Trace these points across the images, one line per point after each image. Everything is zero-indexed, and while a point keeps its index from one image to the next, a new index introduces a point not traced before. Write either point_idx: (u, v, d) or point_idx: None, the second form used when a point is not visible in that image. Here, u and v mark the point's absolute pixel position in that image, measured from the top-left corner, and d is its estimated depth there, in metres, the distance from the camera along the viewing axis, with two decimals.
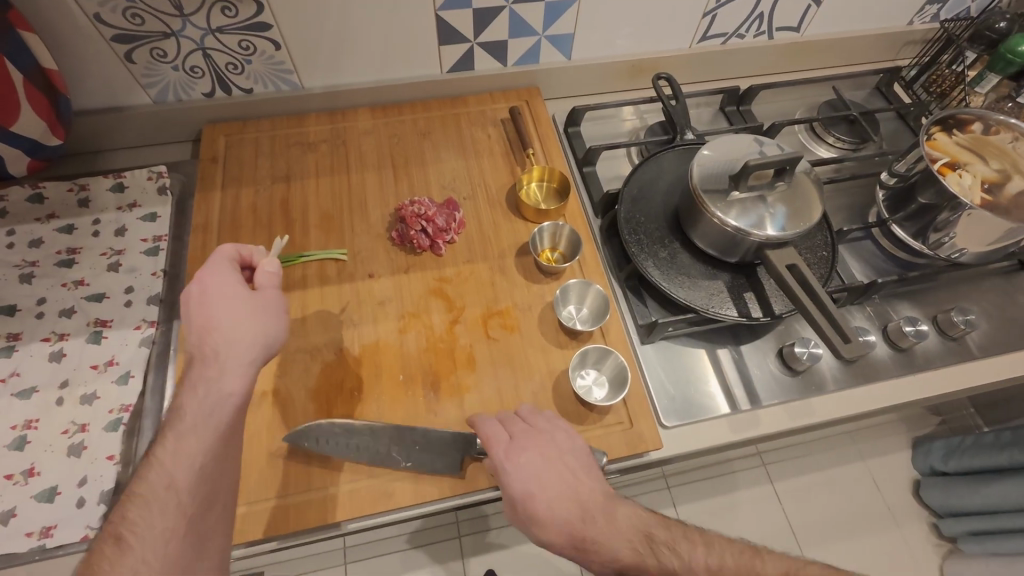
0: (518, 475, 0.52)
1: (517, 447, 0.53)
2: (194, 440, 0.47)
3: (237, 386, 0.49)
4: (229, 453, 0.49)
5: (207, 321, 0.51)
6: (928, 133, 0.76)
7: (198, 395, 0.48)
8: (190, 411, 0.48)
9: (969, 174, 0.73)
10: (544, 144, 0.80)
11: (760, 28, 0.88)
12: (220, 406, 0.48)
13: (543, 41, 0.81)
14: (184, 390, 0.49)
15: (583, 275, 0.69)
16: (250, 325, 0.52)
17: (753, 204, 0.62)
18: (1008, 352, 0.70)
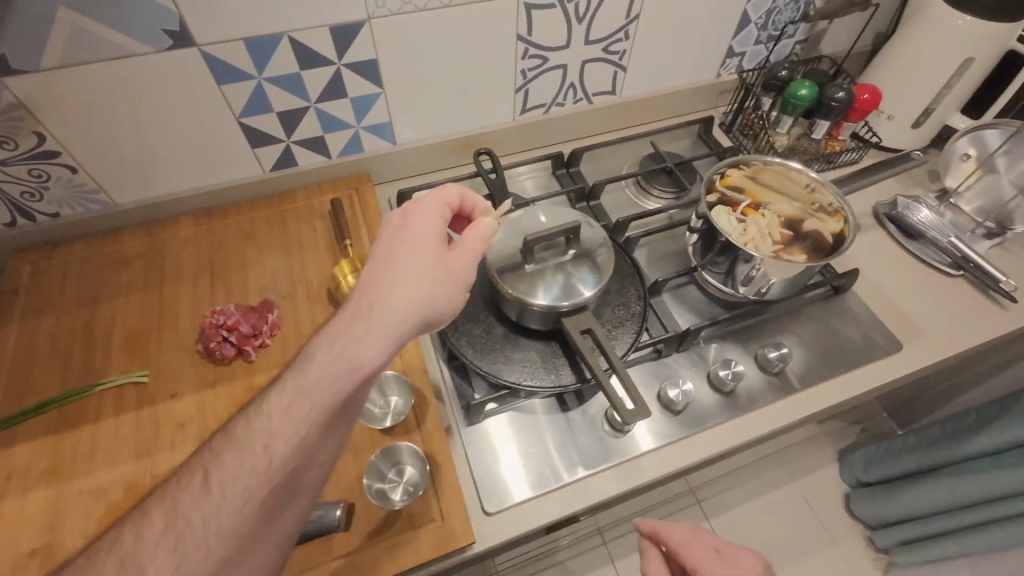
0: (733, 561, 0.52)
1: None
2: (301, 417, 0.45)
3: (373, 356, 0.45)
4: (334, 428, 0.46)
5: (393, 262, 0.50)
6: (722, 182, 0.81)
7: (303, 392, 0.45)
8: (317, 373, 0.45)
9: (767, 214, 0.78)
10: (370, 231, 0.81)
11: (576, 95, 0.94)
12: (349, 374, 0.45)
13: (361, 132, 0.84)
14: (333, 343, 0.46)
15: (404, 364, 0.68)
16: (400, 275, 0.48)
17: (551, 274, 0.64)
18: (827, 380, 0.72)
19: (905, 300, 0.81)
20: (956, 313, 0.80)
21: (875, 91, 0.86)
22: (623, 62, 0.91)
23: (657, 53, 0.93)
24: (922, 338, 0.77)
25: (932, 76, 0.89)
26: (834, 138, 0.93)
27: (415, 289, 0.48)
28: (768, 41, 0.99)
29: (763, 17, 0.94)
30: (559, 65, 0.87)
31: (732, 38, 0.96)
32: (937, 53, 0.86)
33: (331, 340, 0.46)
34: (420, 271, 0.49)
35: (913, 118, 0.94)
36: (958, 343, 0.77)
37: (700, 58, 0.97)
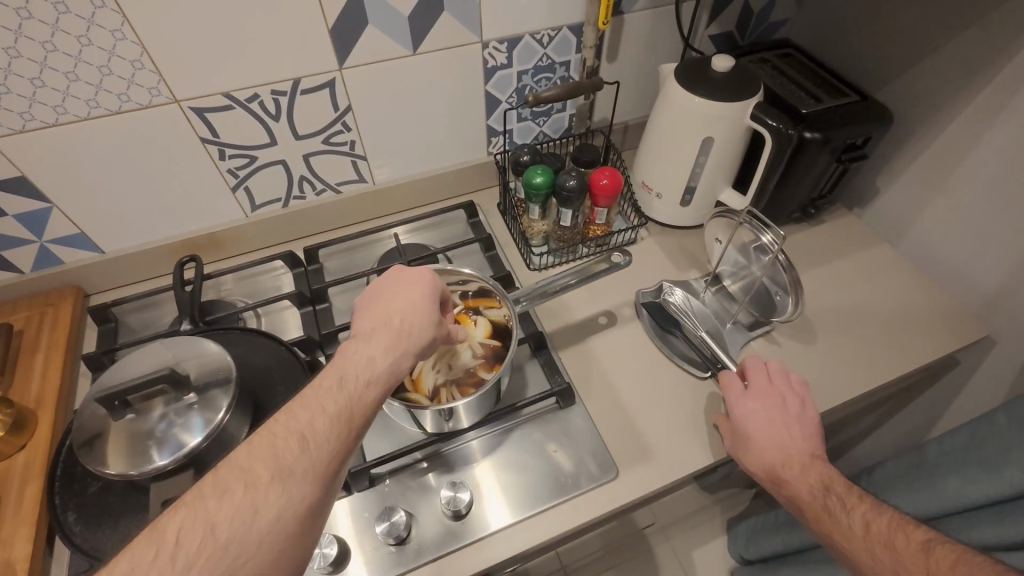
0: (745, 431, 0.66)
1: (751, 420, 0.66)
2: (360, 401, 0.47)
3: (389, 359, 0.50)
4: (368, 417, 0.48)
5: (402, 296, 0.54)
6: None
7: (360, 373, 0.48)
8: (359, 364, 0.48)
9: (467, 330, 0.69)
10: (46, 357, 0.73)
11: (316, 186, 0.87)
12: (391, 369, 0.50)
13: (50, 245, 0.77)
14: (370, 344, 0.50)
15: (10, 530, 0.59)
16: (423, 297, 0.54)
17: (146, 430, 0.57)
18: (518, 521, 0.63)
19: (641, 411, 0.72)
20: (695, 424, 0.71)
21: (614, 174, 0.80)
22: (357, 151, 0.85)
23: (396, 140, 0.86)
24: (648, 460, 0.68)
25: (682, 155, 0.82)
26: (594, 222, 0.87)
27: (423, 300, 0.54)
28: (533, 116, 0.93)
29: (513, 95, 0.88)
30: (275, 161, 0.81)
31: (486, 118, 0.90)
32: (678, 132, 0.80)
33: (367, 351, 0.49)
34: (413, 300, 0.54)
35: (679, 195, 0.87)
36: (686, 464, 0.68)
37: (456, 140, 0.91)
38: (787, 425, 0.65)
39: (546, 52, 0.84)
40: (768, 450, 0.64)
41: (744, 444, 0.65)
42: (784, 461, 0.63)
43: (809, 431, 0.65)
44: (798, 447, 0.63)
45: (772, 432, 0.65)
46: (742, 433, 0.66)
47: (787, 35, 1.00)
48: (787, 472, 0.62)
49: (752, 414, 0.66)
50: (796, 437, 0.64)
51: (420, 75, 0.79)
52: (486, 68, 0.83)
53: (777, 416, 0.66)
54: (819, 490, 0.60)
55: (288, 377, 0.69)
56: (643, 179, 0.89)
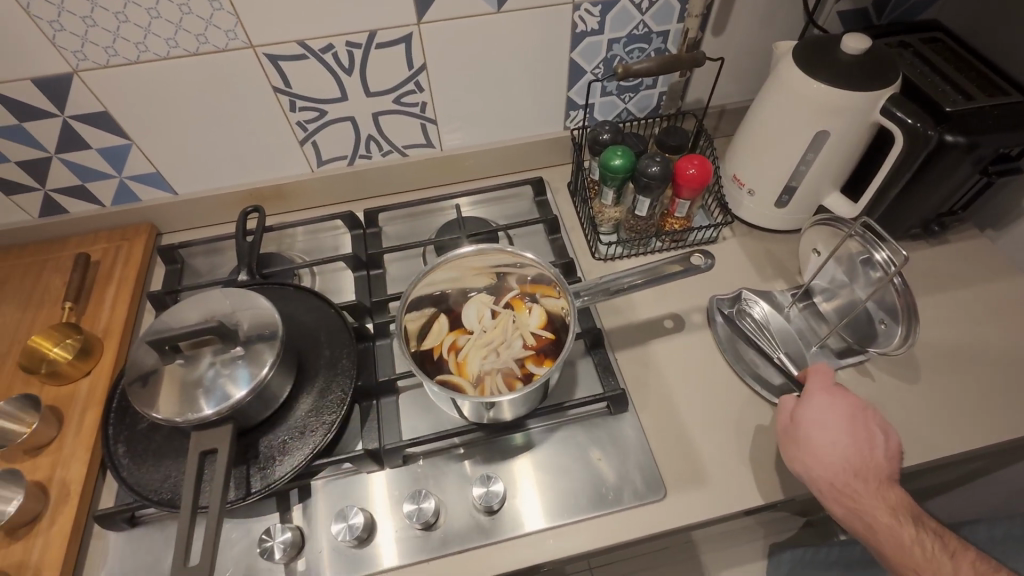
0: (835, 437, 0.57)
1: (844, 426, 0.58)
2: None
3: None
4: None
5: None
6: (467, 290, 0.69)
7: None
8: None
9: (518, 325, 0.66)
10: (116, 291, 0.76)
11: (383, 147, 0.84)
12: None
13: (128, 181, 0.79)
14: None
15: (70, 452, 0.62)
16: None
17: (200, 378, 0.57)
18: (548, 528, 0.59)
19: (700, 430, 0.65)
20: (760, 455, 0.64)
21: (703, 163, 0.71)
22: (428, 114, 0.81)
23: (469, 105, 0.81)
24: (700, 485, 0.62)
25: (787, 150, 0.71)
26: (673, 215, 0.79)
27: None
28: (619, 91, 0.84)
29: (599, 66, 0.80)
30: (344, 118, 0.78)
31: (567, 89, 0.83)
32: (787, 122, 0.69)
33: None
34: None
35: (774, 195, 0.77)
36: (744, 497, 0.61)
37: (532, 110, 0.85)
38: (867, 440, 0.57)
39: (643, 19, 0.75)
40: (839, 463, 0.57)
41: (808, 449, 0.57)
42: (858, 476, 0.57)
43: (886, 446, 0.58)
44: (874, 463, 0.57)
45: (840, 441, 0.57)
46: (807, 438, 0.57)
47: (935, 17, 0.84)
48: (856, 493, 0.57)
49: (821, 421, 0.58)
50: (876, 455, 0.57)
51: (501, 36, 0.73)
52: (574, 34, 0.75)
53: (853, 430, 0.58)
54: (889, 506, 0.56)
55: (335, 341, 0.67)
56: (736, 172, 0.80)
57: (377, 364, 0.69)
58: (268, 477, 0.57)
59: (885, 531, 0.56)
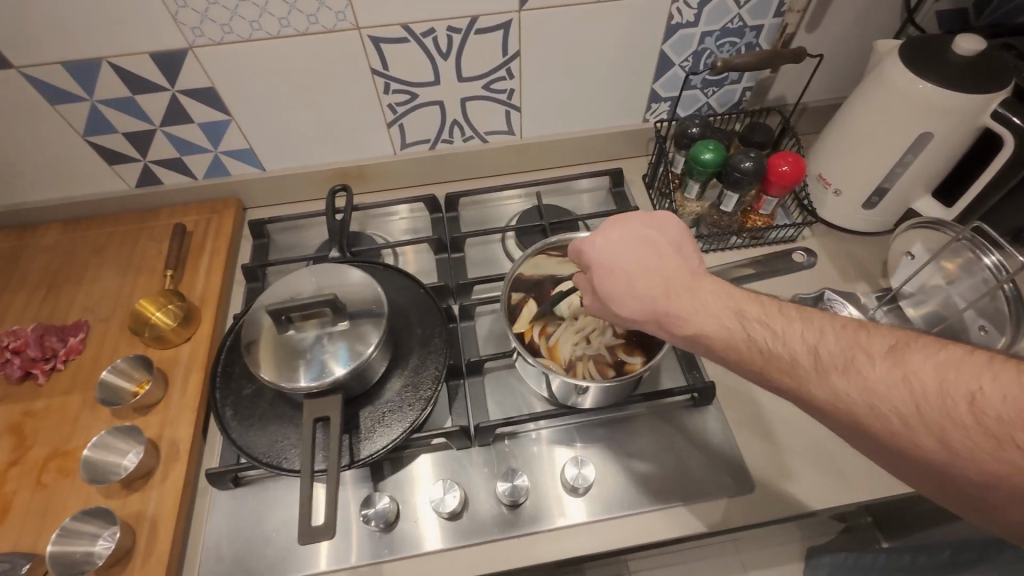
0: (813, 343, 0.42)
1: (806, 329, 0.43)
2: None
3: None
4: None
5: None
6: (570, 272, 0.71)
7: None
8: None
9: (615, 310, 0.66)
10: (210, 261, 0.79)
11: (465, 132, 0.85)
12: None
13: (221, 156, 0.82)
14: None
15: (176, 414, 0.65)
16: None
17: (309, 349, 0.59)
18: (640, 511, 0.60)
19: (784, 427, 0.66)
20: (848, 454, 0.64)
21: (797, 161, 0.70)
22: (514, 101, 0.82)
23: (554, 94, 0.82)
24: (787, 481, 0.62)
25: (884, 151, 0.70)
26: (757, 212, 0.78)
27: None
28: (704, 85, 0.84)
29: (688, 59, 0.80)
30: (433, 102, 0.80)
31: (653, 81, 0.83)
32: (887, 122, 0.68)
33: None
34: None
35: (863, 196, 0.76)
36: (831, 495, 0.61)
37: (615, 101, 0.85)
38: (697, 294, 0.49)
39: (739, 13, 0.75)
40: (714, 314, 0.47)
41: (671, 307, 0.48)
42: (806, 382, 0.41)
43: (782, 310, 0.45)
44: (807, 330, 0.43)
45: (681, 282, 0.49)
46: (646, 303, 0.50)
47: None
48: (799, 335, 0.43)
49: (602, 249, 0.53)
50: (806, 327, 0.43)
51: (597, 26, 0.73)
52: (669, 26, 0.75)
53: (638, 234, 0.53)
54: (841, 371, 0.39)
55: (426, 320, 0.69)
56: (821, 171, 0.79)
57: (463, 345, 0.71)
58: (368, 448, 0.59)
59: (932, 427, 0.35)
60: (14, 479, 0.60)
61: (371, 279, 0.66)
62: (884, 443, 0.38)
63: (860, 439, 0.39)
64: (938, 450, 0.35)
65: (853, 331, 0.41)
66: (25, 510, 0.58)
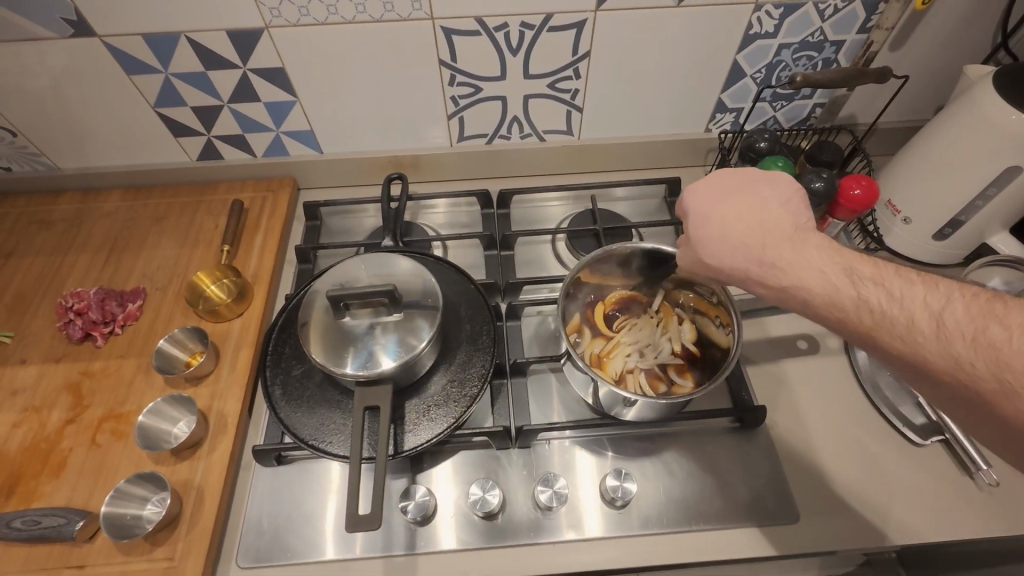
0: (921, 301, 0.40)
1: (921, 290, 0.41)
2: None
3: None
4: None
5: None
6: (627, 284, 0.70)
7: None
8: None
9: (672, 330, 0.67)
10: (264, 238, 0.80)
11: (523, 129, 0.85)
12: None
13: (282, 136, 0.83)
14: None
15: (226, 387, 0.66)
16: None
17: (362, 338, 0.60)
18: (680, 531, 0.59)
19: (834, 458, 0.64)
20: (901, 492, 0.61)
21: (871, 185, 0.68)
22: (577, 101, 0.80)
23: (618, 96, 0.80)
24: (834, 515, 0.60)
25: (965, 182, 0.67)
26: None
27: None
28: (774, 98, 0.81)
29: (761, 71, 0.77)
30: (495, 96, 0.79)
31: (721, 91, 0.80)
32: (973, 152, 0.65)
33: None
34: None
35: (935, 227, 0.73)
36: (881, 535, 0.59)
37: (679, 108, 0.83)
38: (797, 245, 0.47)
39: (822, 26, 0.72)
40: (820, 271, 0.46)
41: (768, 255, 0.48)
42: (922, 346, 0.39)
43: (903, 273, 0.43)
44: (929, 296, 0.40)
45: (784, 232, 0.48)
46: (745, 251, 0.49)
47: None
48: (919, 299, 0.40)
49: (701, 202, 0.53)
50: (930, 293, 0.40)
51: (671, 31, 0.72)
52: (746, 35, 0.72)
53: (743, 187, 0.52)
54: (967, 339, 0.37)
55: (475, 316, 0.68)
56: (891, 197, 0.76)
57: (508, 344, 0.70)
58: (412, 440, 0.59)
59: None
60: (72, 436, 0.62)
61: (426, 272, 0.66)
62: (1006, 417, 0.35)
63: (979, 411, 0.37)
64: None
65: (988, 300, 0.38)
66: (80, 467, 0.60)
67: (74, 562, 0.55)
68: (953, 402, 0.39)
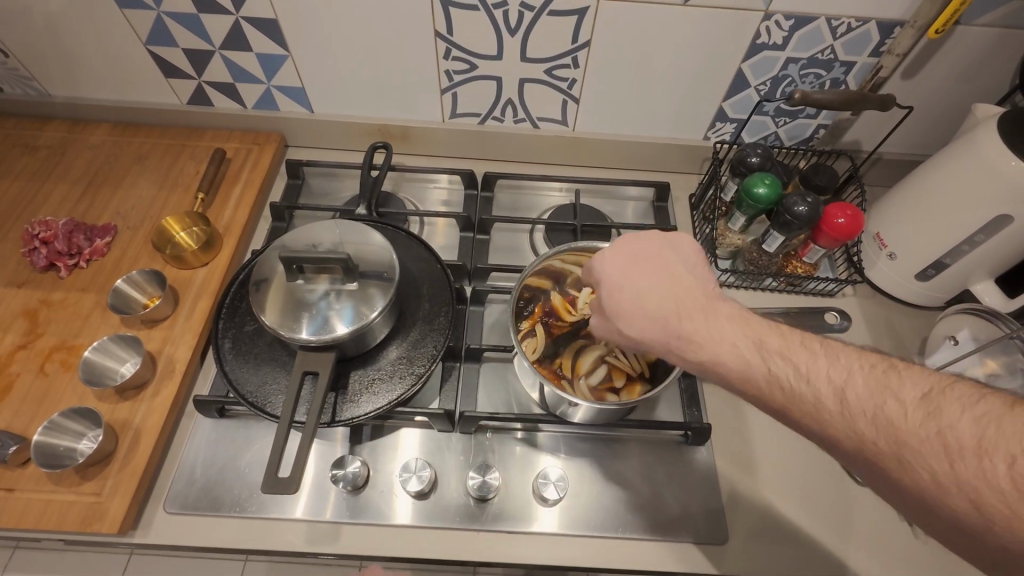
0: (830, 381, 0.38)
1: (824, 360, 0.39)
2: None
3: None
4: None
5: None
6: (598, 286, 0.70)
7: None
8: None
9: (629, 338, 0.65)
10: (242, 190, 0.79)
11: (517, 114, 0.83)
12: None
13: (273, 90, 0.82)
14: None
15: (179, 333, 0.66)
16: None
17: (317, 304, 0.59)
18: (605, 537, 0.59)
19: (774, 486, 0.63)
20: (835, 530, 0.61)
21: (856, 215, 0.66)
22: (574, 91, 0.78)
23: (616, 91, 0.78)
24: (762, 543, 0.60)
25: (953, 226, 0.65)
26: (800, 258, 0.75)
27: None
28: (777, 114, 0.79)
29: (766, 83, 0.75)
30: (491, 76, 0.77)
31: (723, 99, 0.78)
32: (964, 196, 0.62)
33: None
34: None
35: (918, 267, 0.71)
36: (806, 569, 0.58)
37: (678, 112, 0.81)
38: (714, 317, 0.45)
39: (832, 45, 0.69)
40: (731, 343, 0.43)
41: (685, 329, 0.45)
42: (828, 423, 0.38)
43: (805, 342, 0.42)
44: (832, 369, 0.39)
45: (696, 303, 0.46)
46: (662, 324, 0.45)
47: None
48: (822, 374, 0.39)
49: (613, 270, 0.49)
50: (832, 364, 0.39)
51: (675, 31, 0.69)
52: (753, 44, 0.70)
53: (652, 257, 0.49)
54: (869, 418, 0.36)
55: (435, 297, 0.68)
56: (879, 231, 0.74)
57: (467, 328, 0.69)
58: (352, 410, 0.59)
59: (964, 487, 0.32)
60: (20, 362, 0.63)
61: (391, 245, 0.65)
62: (914, 499, 0.35)
63: (888, 486, 0.37)
64: (971, 512, 0.32)
65: (883, 372, 0.38)
66: (23, 394, 0.61)
67: (3, 485, 0.56)
68: (859, 471, 0.39)
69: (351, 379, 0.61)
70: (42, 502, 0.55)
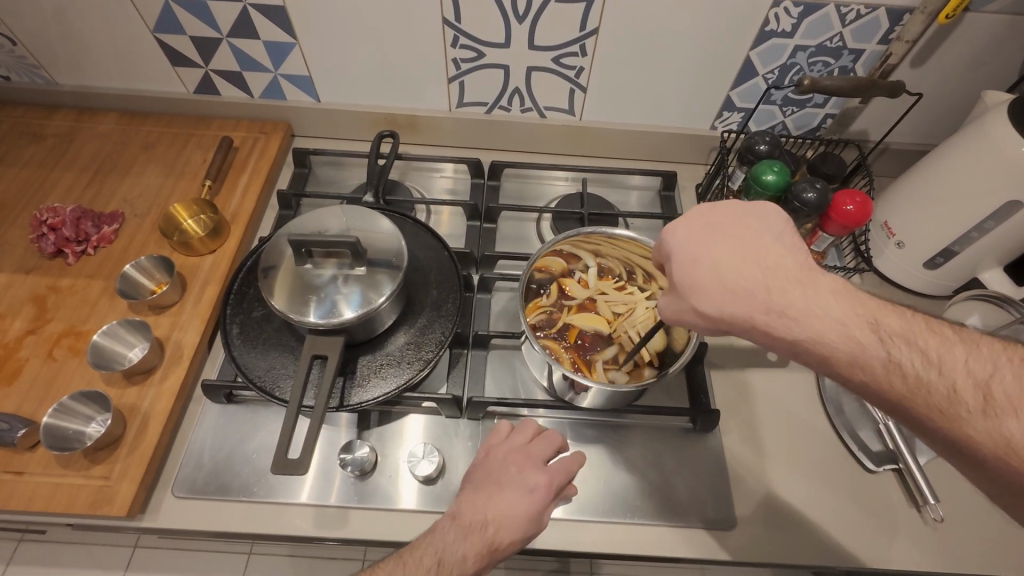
0: (971, 374, 0.37)
1: (966, 354, 0.39)
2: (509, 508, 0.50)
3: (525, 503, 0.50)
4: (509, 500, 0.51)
5: None
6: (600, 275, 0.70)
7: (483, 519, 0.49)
8: None
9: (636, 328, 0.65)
10: (249, 179, 0.79)
11: (524, 103, 0.83)
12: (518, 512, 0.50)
13: (280, 79, 0.82)
14: None
15: (187, 319, 0.66)
16: None
17: (324, 288, 0.59)
18: (613, 522, 0.59)
19: (782, 472, 0.63)
20: (844, 516, 0.60)
21: (865, 202, 0.65)
22: (581, 80, 0.78)
23: (624, 80, 0.78)
24: (771, 530, 0.59)
25: (963, 213, 0.64)
26: (808, 246, 0.74)
27: None
28: (784, 102, 0.79)
29: (774, 71, 0.75)
30: (499, 64, 0.77)
31: (730, 88, 0.78)
32: (974, 183, 0.62)
33: None
34: None
35: (927, 255, 0.71)
36: (816, 555, 0.58)
37: (686, 101, 0.80)
38: (811, 290, 0.43)
39: (841, 32, 0.69)
40: (839, 323, 0.42)
41: (776, 302, 0.43)
42: (965, 421, 0.37)
43: (934, 329, 0.41)
44: (969, 362, 0.38)
45: (787, 275, 0.44)
46: (748, 297, 0.44)
47: None
48: (961, 365, 0.38)
49: (686, 244, 0.48)
50: (974, 357, 0.38)
51: (684, 19, 0.69)
52: (761, 31, 0.69)
53: (733, 225, 0.47)
54: (1021, 418, 0.35)
55: (443, 283, 0.68)
56: (887, 219, 0.73)
57: (475, 315, 0.69)
58: (360, 395, 0.59)
59: None
60: (28, 348, 0.63)
61: (398, 231, 0.65)
62: None
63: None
64: None
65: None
66: (31, 379, 0.61)
67: (13, 468, 0.56)
68: (982, 475, 0.38)
69: (357, 367, 0.61)
70: (51, 486, 0.55)
